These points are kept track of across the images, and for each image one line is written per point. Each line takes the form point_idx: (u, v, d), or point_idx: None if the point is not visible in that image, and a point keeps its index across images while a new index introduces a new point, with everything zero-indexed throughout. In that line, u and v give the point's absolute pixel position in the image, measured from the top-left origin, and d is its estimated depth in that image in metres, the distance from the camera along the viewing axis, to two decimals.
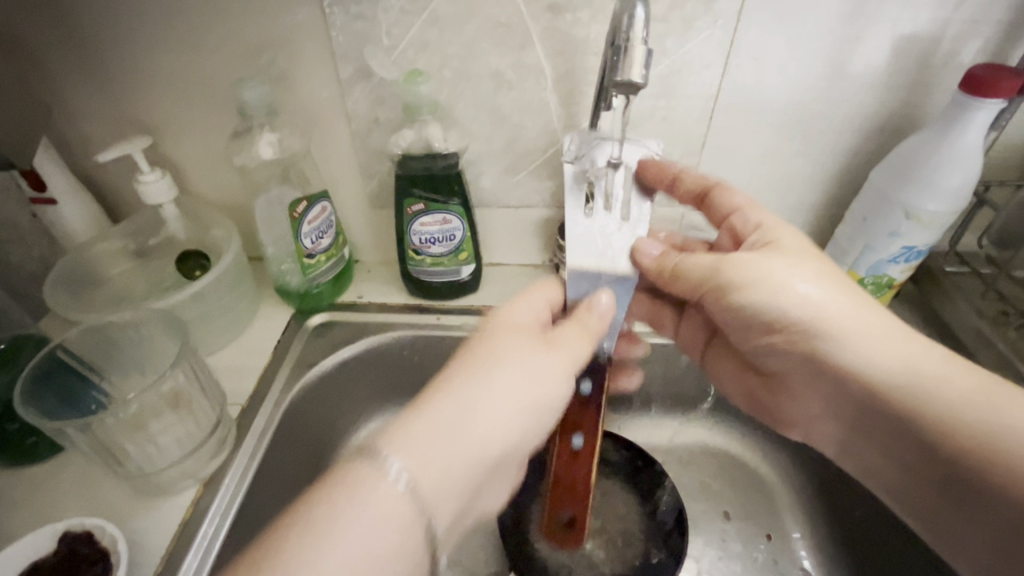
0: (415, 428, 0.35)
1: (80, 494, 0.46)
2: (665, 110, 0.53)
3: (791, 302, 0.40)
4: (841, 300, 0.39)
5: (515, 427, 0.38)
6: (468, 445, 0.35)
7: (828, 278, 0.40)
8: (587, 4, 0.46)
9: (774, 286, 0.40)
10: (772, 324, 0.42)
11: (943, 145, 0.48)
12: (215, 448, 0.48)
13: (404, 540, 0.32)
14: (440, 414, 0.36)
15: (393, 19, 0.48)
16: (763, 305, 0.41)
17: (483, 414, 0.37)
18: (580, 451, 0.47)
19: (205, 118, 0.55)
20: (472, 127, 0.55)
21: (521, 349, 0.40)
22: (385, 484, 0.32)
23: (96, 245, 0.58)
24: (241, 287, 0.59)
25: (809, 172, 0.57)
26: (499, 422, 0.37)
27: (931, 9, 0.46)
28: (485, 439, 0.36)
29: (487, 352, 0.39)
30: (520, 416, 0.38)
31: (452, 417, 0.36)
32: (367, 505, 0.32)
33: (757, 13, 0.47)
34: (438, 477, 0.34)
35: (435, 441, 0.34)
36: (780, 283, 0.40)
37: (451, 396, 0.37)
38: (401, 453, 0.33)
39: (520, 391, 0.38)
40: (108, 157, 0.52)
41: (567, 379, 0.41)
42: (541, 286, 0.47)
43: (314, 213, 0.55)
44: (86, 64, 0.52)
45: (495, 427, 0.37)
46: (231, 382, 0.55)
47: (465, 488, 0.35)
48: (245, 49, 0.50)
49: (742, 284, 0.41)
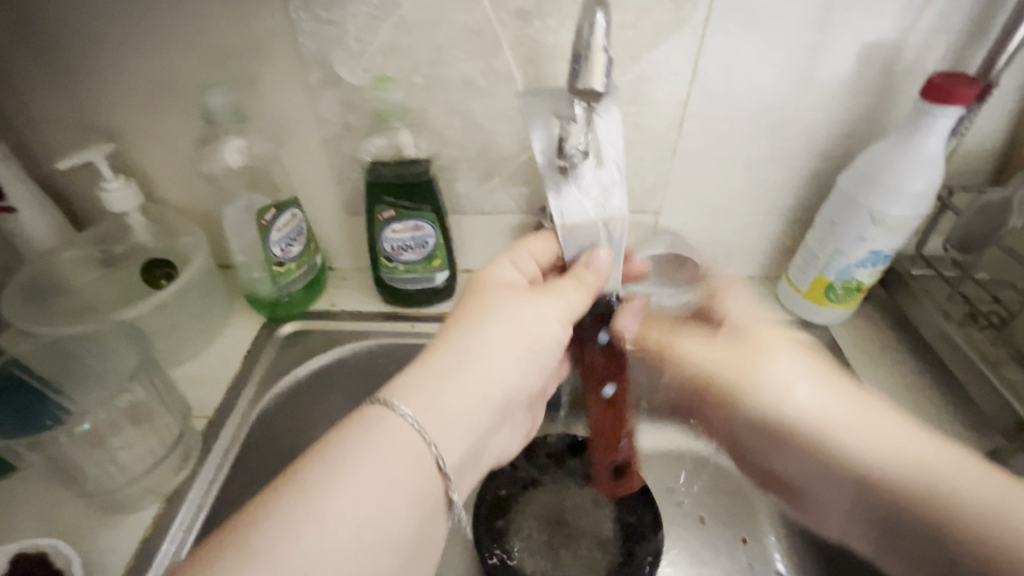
0: (418, 379, 0.35)
1: (37, 514, 0.44)
2: (637, 116, 0.53)
3: None
4: None
5: (516, 375, 0.38)
6: (468, 384, 0.36)
7: None
8: (556, 11, 0.46)
9: None
10: None
11: (907, 152, 0.48)
12: (179, 463, 0.46)
13: (415, 481, 0.32)
14: (438, 373, 0.35)
15: (361, 25, 0.48)
16: None
17: (481, 366, 0.37)
18: (613, 400, 0.53)
19: (171, 124, 0.54)
20: (444, 133, 0.55)
21: (515, 300, 0.40)
22: (396, 427, 0.32)
23: (58, 254, 0.56)
24: (210, 296, 0.58)
25: (780, 178, 0.58)
26: (500, 371, 0.37)
27: (893, 18, 0.47)
28: (485, 380, 0.37)
29: (480, 306, 0.40)
30: (520, 363, 0.39)
31: (452, 371, 0.36)
32: (379, 448, 0.31)
33: (725, 21, 0.47)
34: (443, 420, 0.34)
35: (439, 394, 0.34)
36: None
37: (449, 351, 0.37)
38: (408, 403, 0.33)
39: (516, 336, 0.39)
40: (69, 164, 0.50)
41: (562, 324, 0.42)
42: (530, 242, 0.47)
43: (284, 220, 0.54)
44: (45, 68, 0.51)
45: (493, 370, 0.37)
46: (199, 394, 0.54)
47: (472, 429, 0.35)
48: (211, 54, 0.49)
49: None
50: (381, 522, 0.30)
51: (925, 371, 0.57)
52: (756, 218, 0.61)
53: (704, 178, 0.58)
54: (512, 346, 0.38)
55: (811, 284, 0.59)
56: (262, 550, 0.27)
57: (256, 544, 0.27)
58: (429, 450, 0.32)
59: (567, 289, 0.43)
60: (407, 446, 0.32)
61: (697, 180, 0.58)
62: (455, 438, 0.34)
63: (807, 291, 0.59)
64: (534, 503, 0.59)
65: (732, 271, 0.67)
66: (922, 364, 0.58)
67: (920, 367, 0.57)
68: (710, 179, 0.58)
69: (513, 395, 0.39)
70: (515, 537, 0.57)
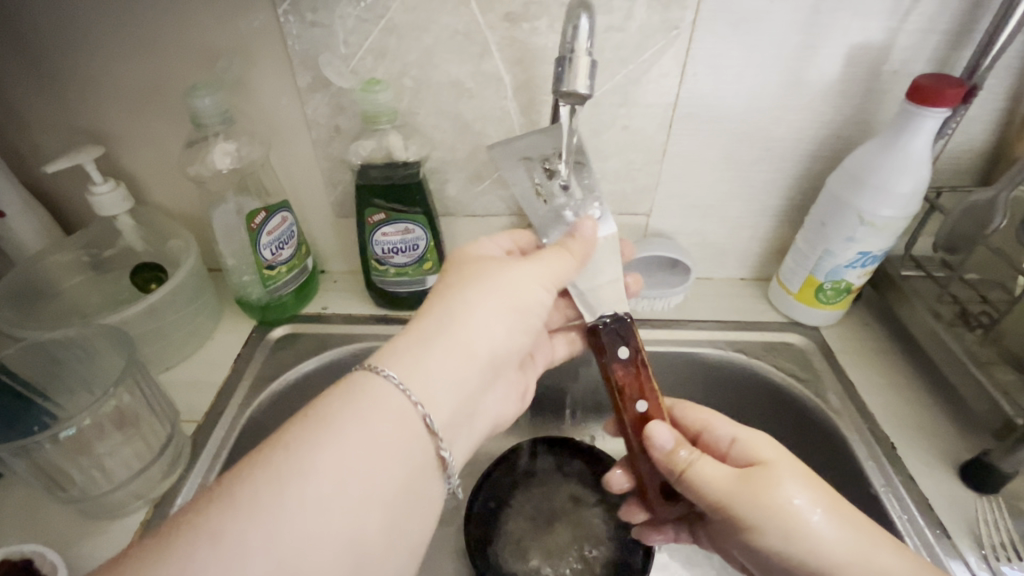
0: (409, 346, 0.35)
1: (23, 519, 0.44)
2: (626, 118, 0.53)
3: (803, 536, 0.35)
4: (846, 532, 0.36)
5: (503, 336, 0.39)
6: (455, 344, 0.36)
7: (830, 509, 0.37)
8: (544, 13, 0.47)
9: (790, 526, 0.36)
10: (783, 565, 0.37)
11: (894, 152, 0.48)
12: (167, 467, 0.46)
13: (404, 439, 0.31)
14: (426, 339, 0.35)
15: (350, 27, 0.48)
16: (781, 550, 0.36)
17: (468, 327, 0.37)
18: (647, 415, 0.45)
19: (161, 127, 0.54)
20: (434, 136, 0.55)
21: (500, 265, 0.41)
22: (385, 393, 0.32)
23: (46, 257, 0.56)
24: (200, 299, 0.58)
25: (769, 179, 0.58)
26: (487, 338, 0.37)
27: (880, 20, 0.47)
28: (472, 340, 0.36)
29: (466, 271, 0.41)
30: (506, 324, 0.39)
31: (440, 335, 0.36)
32: (367, 410, 0.31)
33: (712, 23, 0.47)
34: (429, 383, 0.33)
35: (424, 360, 0.34)
36: (789, 498, 0.36)
37: (437, 313, 0.37)
38: (396, 369, 0.33)
39: (501, 298, 0.39)
40: (57, 168, 0.50)
41: (547, 287, 0.42)
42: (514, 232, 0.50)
43: (274, 223, 0.54)
44: (33, 71, 0.50)
45: (481, 330, 0.37)
46: (189, 398, 0.54)
47: (459, 389, 0.35)
48: (199, 56, 0.49)
49: (756, 524, 0.36)
50: (366, 480, 0.29)
51: (915, 371, 0.57)
52: (747, 220, 0.62)
53: (694, 180, 0.58)
54: (499, 314, 0.38)
55: (802, 285, 0.59)
56: (246, 505, 0.26)
57: (240, 499, 0.27)
58: (415, 409, 0.32)
59: (548, 256, 0.43)
60: (391, 407, 0.31)
61: (687, 182, 0.58)
62: (444, 399, 0.34)
63: (798, 292, 0.60)
64: (527, 507, 0.59)
65: (724, 273, 0.67)
66: (912, 364, 0.58)
67: (910, 367, 0.57)
68: (700, 181, 0.58)
69: (502, 354, 0.39)
70: (506, 543, 0.56)
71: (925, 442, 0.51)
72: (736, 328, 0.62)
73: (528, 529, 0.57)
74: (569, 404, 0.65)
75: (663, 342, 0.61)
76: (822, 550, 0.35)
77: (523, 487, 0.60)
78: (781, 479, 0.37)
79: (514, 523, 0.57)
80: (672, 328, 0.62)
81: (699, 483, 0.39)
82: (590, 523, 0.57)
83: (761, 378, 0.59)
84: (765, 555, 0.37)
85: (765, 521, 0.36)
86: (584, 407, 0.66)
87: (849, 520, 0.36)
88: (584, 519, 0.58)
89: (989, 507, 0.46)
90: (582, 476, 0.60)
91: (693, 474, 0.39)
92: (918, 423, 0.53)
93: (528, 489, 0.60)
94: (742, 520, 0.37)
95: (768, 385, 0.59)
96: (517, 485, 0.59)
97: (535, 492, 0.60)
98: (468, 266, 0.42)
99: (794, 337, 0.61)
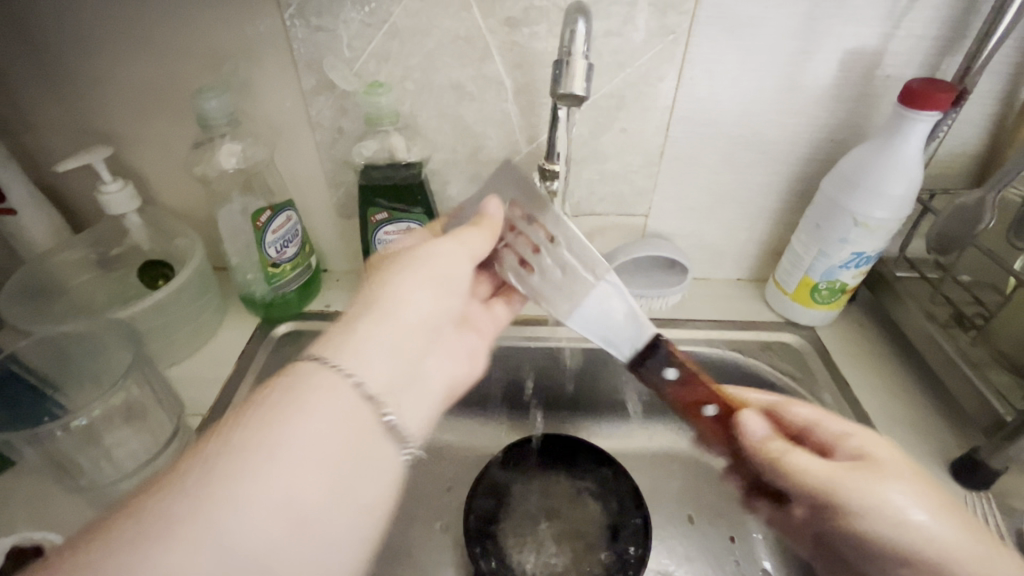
0: (340, 335, 0.34)
1: (32, 509, 0.45)
2: (624, 121, 0.54)
3: (909, 534, 0.35)
4: (958, 530, 0.35)
5: (430, 305, 0.39)
6: (384, 314, 0.36)
7: (946, 509, 0.35)
8: (543, 18, 0.48)
9: (893, 517, 0.35)
10: (894, 560, 0.36)
11: (887, 155, 0.49)
12: (173, 459, 0.47)
13: (348, 428, 0.30)
14: (362, 323, 0.35)
15: (354, 32, 0.49)
16: (888, 538, 0.36)
17: (400, 305, 0.37)
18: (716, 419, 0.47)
19: (169, 128, 0.55)
20: (435, 138, 0.56)
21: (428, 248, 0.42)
22: (325, 376, 0.31)
23: (56, 255, 0.57)
24: (206, 296, 0.59)
25: (765, 181, 0.59)
26: (416, 309, 0.38)
27: (872, 25, 0.48)
28: (404, 310, 0.37)
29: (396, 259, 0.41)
30: (433, 297, 0.40)
31: (373, 313, 0.36)
32: (307, 403, 0.29)
33: (708, 27, 0.48)
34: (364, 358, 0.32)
35: (355, 337, 0.33)
36: (885, 491, 0.35)
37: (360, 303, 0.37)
38: (338, 355, 0.32)
39: (423, 275, 0.40)
40: (68, 167, 0.51)
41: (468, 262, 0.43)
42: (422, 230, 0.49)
43: (279, 222, 0.55)
44: (45, 73, 0.52)
45: (412, 303, 0.38)
46: (194, 393, 0.55)
47: (400, 357, 0.34)
48: (208, 59, 0.51)
49: (859, 513, 0.36)
50: (315, 466, 0.28)
51: (909, 371, 0.58)
52: (743, 221, 0.63)
53: (691, 182, 0.59)
54: (427, 291, 0.39)
55: (798, 286, 0.60)
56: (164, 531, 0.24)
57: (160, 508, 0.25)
58: (345, 379, 0.31)
59: (463, 232, 0.44)
60: (327, 383, 0.30)
61: (684, 184, 0.59)
62: (377, 362, 0.33)
63: (794, 293, 0.61)
64: (525, 505, 0.60)
65: (721, 274, 0.68)
66: (906, 364, 0.58)
67: (904, 367, 0.58)
68: (697, 182, 0.59)
69: (437, 321, 0.40)
70: (506, 540, 0.57)
71: (918, 440, 0.52)
72: (733, 328, 0.63)
73: (527, 526, 0.58)
74: (567, 402, 0.66)
75: None
76: (937, 549, 0.34)
77: (521, 484, 0.61)
78: (884, 477, 0.36)
79: (514, 520, 0.58)
80: (669, 328, 0.63)
81: (795, 471, 0.39)
82: (587, 519, 0.58)
83: (757, 377, 0.60)
84: (873, 548, 0.37)
85: (858, 513, 0.36)
86: (582, 405, 0.66)
87: (965, 526, 0.35)
88: (583, 513, 0.58)
89: (981, 503, 0.47)
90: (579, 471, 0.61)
91: (786, 466, 0.39)
92: (912, 422, 0.53)
93: (526, 486, 0.61)
94: (844, 507, 0.36)
95: (764, 384, 0.60)
96: (516, 483, 0.60)
97: (533, 489, 0.61)
98: (391, 263, 0.41)
99: (790, 337, 0.62)
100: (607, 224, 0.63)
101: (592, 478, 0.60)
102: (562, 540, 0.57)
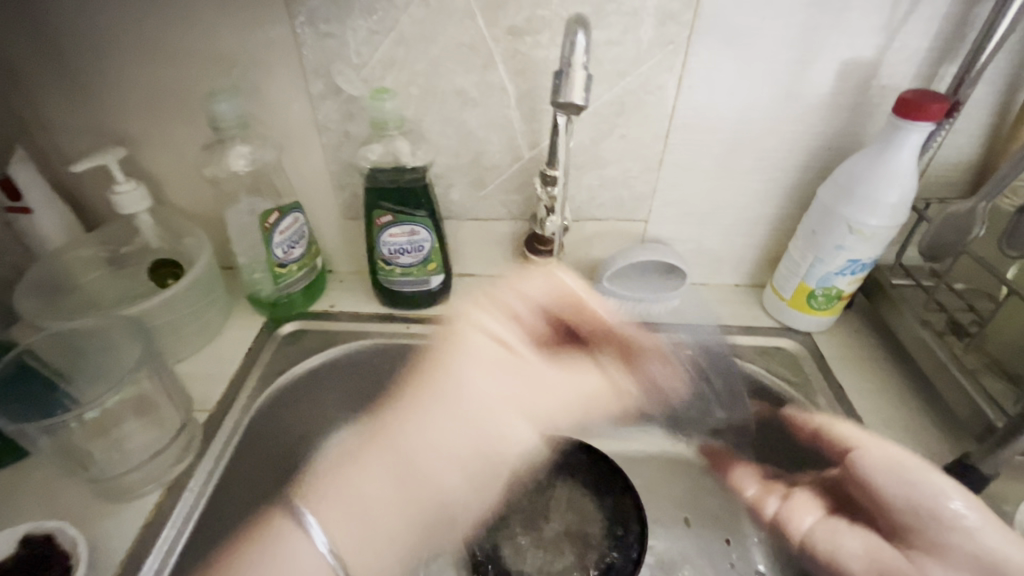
0: (328, 501, 0.50)
1: (42, 498, 0.46)
2: (624, 128, 0.55)
3: (949, 503, 0.44)
4: (993, 530, 0.42)
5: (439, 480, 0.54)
6: (353, 511, 0.49)
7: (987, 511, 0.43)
8: (545, 27, 0.49)
9: (942, 483, 0.45)
10: (917, 511, 0.44)
11: (880, 164, 0.50)
12: (180, 452, 0.48)
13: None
14: (357, 470, 0.52)
15: (362, 39, 0.50)
16: (918, 490, 0.45)
17: (365, 488, 0.51)
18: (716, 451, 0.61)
19: (180, 130, 0.57)
20: (439, 142, 0.57)
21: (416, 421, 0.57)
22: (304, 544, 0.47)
23: (69, 253, 0.59)
24: (214, 294, 0.60)
25: (763, 188, 0.60)
26: (371, 493, 0.51)
27: (867, 37, 0.49)
28: (370, 498, 0.50)
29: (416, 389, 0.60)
30: (385, 480, 0.52)
31: (350, 491, 0.51)
32: (284, 557, 0.46)
33: (707, 38, 0.50)
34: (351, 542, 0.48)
35: (346, 512, 0.49)
36: (933, 472, 0.46)
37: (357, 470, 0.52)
38: (312, 509, 0.49)
39: (427, 444, 0.55)
40: (82, 167, 0.53)
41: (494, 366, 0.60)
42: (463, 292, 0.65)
43: (286, 223, 0.57)
44: (62, 76, 0.53)
45: (370, 484, 0.51)
46: (200, 389, 0.56)
47: (374, 541, 0.49)
48: (220, 64, 0.52)
49: (919, 465, 0.46)
50: None
51: (903, 377, 0.59)
52: (741, 227, 0.64)
53: (690, 188, 0.60)
54: (386, 472, 0.52)
55: (795, 291, 0.61)
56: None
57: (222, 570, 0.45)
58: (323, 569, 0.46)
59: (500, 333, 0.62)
60: (297, 549, 0.46)
61: (683, 190, 0.60)
62: (344, 541, 0.47)
63: (791, 298, 0.61)
64: (522, 506, 0.59)
65: (719, 279, 0.69)
66: (901, 370, 0.59)
67: (898, 373, 0.59)
68: (696, 188, 0.60)
69: (390, 512, 0.51)
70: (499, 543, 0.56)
71: (911, 445, 0.52)
72: (730, 333, 0.64)
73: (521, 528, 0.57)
74: None
75: (659, 344, 0.63)
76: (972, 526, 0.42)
77: (519, 485, 0.59)
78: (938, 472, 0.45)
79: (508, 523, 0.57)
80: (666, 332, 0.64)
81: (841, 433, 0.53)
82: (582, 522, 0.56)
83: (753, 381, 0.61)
84: (903, 503, 0.45)
85: (916, 469, 0.46)
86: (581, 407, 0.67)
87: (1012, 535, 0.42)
88: (579, 508, 0.58)
89: None
90: (580, 473, 0.59)
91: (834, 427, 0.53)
92: (905, 427, 0.54)
93: (524, 487, 0.59)
94: (890, 468, 0.47)
95: (757, 386, 0.61)
96: (512, 484, 0.59)
97: (530, 490, 0.59)
98: (394, 410, 0.59)
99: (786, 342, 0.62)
100: (608, 229, 0.64)
101: (591, 481, 0.59)
102: (558, 545, 0.56)
